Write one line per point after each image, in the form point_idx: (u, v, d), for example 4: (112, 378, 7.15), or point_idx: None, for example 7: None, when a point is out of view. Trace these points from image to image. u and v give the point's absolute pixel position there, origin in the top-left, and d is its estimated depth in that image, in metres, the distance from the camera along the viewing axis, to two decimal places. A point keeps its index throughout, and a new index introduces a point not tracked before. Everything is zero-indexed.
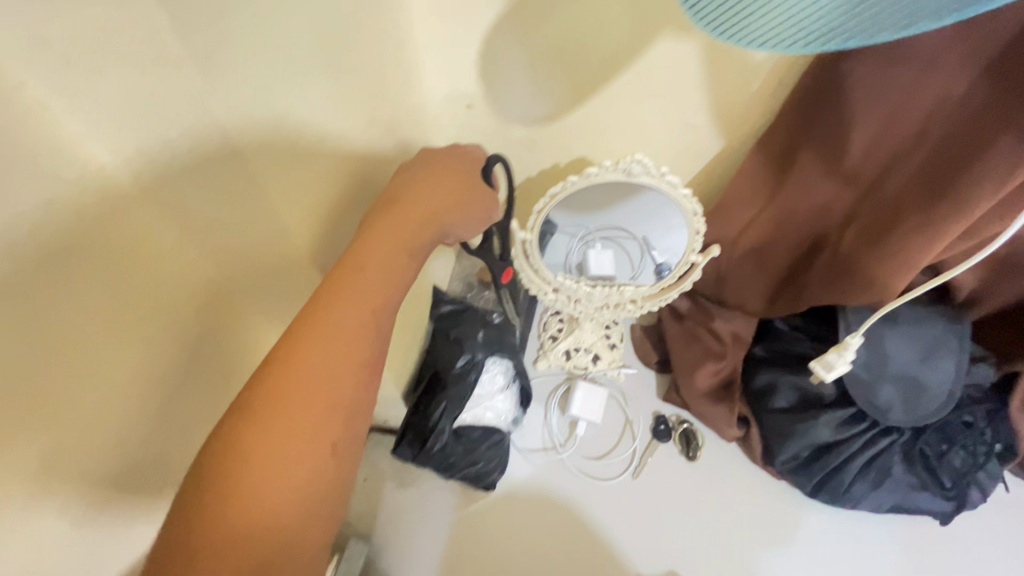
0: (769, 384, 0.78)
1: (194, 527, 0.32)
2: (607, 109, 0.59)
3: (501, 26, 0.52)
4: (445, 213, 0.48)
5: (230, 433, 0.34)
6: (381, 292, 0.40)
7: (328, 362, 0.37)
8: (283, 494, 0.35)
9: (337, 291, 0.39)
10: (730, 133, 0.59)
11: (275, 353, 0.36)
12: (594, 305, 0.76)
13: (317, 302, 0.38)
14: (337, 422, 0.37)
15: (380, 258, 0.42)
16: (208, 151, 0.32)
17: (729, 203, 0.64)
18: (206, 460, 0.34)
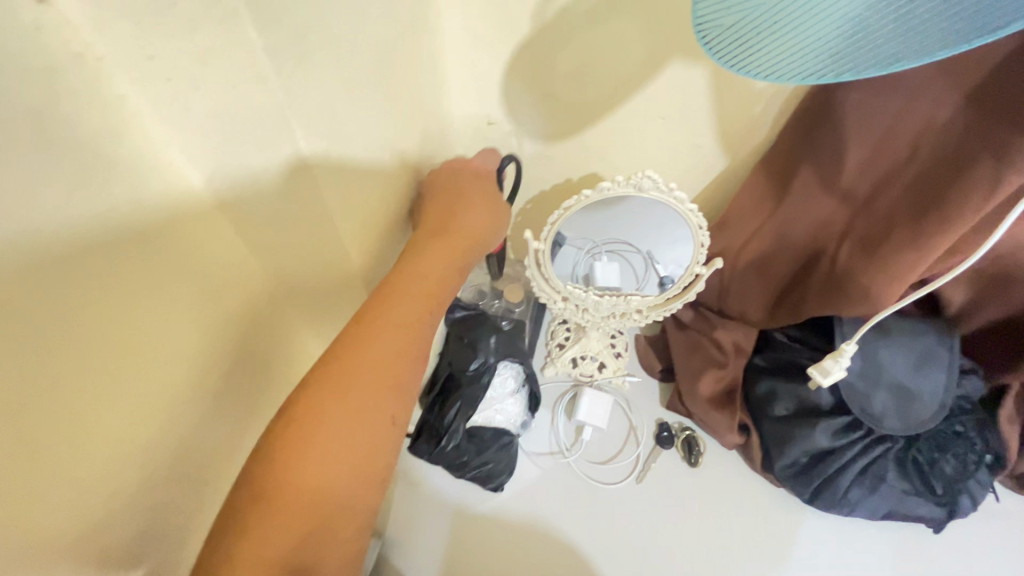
0: (769, 393, 0.81)
1: (291, 452, 0.43)
2: (619, 129, 0.64)
3: (525, 49, 0.57)
4: (477, 230, 0.60)
5: (321, 387, 0.45)
6: (435, 290, 0.54)
7: (391, 341, 0.49)
8: (355, 438, 0.46)
9: (395, 287, 0.51)
10: (734, 154, 0.64)
11: (349, 329, 0.48)
12: (602, 314, 0.79)
13: (382, 294, 0.50)
14: (402, 387, 0.49)
15: (430, 257, 0.55)
16: (276, 155, 0.37)
17: (733, 217, 0.67)
18: (300, 405, 0.45)
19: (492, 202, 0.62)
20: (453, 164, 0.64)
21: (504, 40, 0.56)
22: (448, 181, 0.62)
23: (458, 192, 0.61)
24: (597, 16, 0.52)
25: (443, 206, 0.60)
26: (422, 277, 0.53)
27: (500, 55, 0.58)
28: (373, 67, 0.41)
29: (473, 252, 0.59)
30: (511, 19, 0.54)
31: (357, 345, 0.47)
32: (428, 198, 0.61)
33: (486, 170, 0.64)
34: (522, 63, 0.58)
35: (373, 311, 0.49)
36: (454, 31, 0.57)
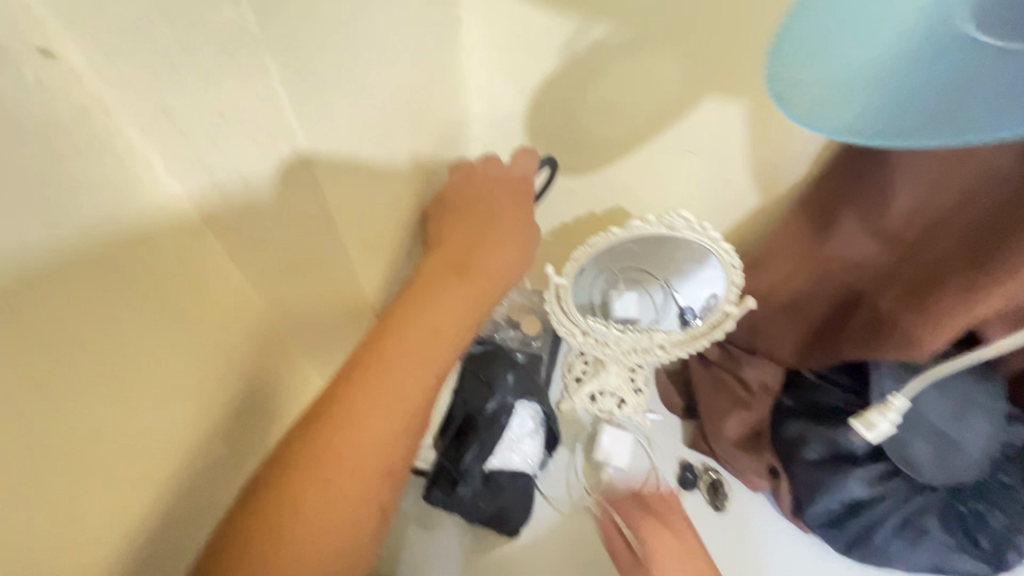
0: (799, 436, 0.76)
1: (259, 536, 0.39)
2: (648, 162, 0.61)
3: (549, 80, 0.54)
4: (501, 261, 0.52)
5: (305, 457, 0.41)
6: (438, 349, 0.46)
7: (385, 413, 0.43)
8: (334, 522, 0.41)
9: (383, 345, 0.44)
10: (768, 189, 0.61)
11: (339, 391, 0.43)
12: (623, 348, 0.76)
13: (371, 351, 0.43)
14: (392, 463, 0.44)
15: (441, 294, 0.47)
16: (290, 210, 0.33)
17: (767, 256, 0.63)
18: (281, 480, 0.41)
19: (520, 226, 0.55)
20: (482, 171, 0.57)
21: (529, 69, 0.54)
22: (474, 199, 0.55)
23: (475, 212, 0.54)
24: (629, 51, 0.49)
25: (463, 226, 0.52)
26: (422, 329, 0.45)
27: (523, 86, 0.56)
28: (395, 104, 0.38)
29: (491, 295, 0.51)
30: (536, 52, 0.52)
31: (351, 394, 0.42)
32: (448, 213, 0.54)
33: (523, 183, 0.57)
34: (546, 95, 0.56)
35: (371, 350, 0.43)
36: (475, 61, 0.55)
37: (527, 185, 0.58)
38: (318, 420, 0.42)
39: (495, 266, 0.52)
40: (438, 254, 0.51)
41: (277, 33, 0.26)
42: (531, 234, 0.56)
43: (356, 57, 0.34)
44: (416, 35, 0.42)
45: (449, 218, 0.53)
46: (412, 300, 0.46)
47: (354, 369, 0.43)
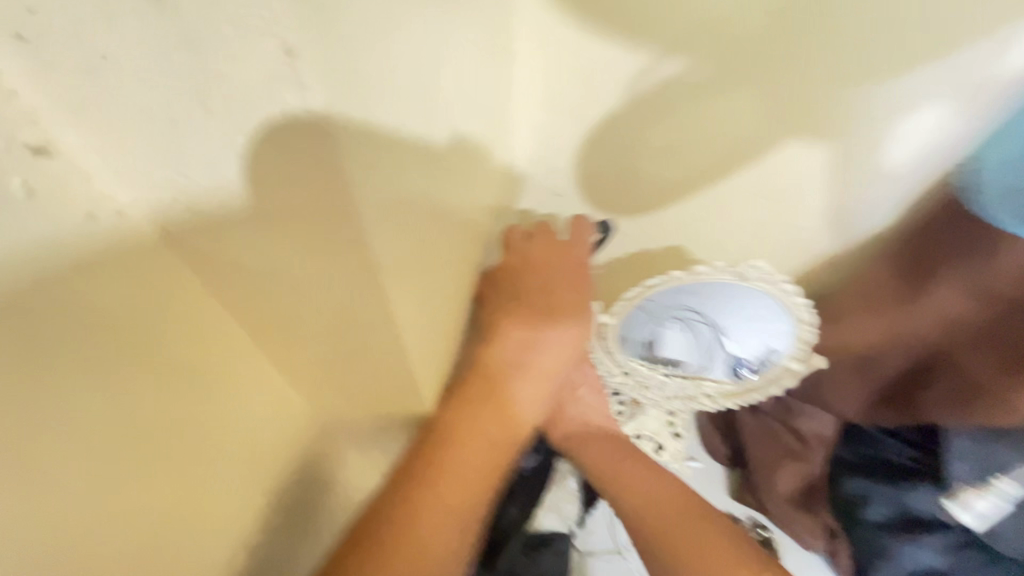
0: (860, 496, 0.71)
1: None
2: (714, 205, 0.54)
3: (614, 116, 0.48)
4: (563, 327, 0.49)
5: (400, 521, 0.44)
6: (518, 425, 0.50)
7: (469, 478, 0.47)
8: None
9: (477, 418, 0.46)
10: (846, 235, 0.55)
11: (433, 454, 0.45)
12: (665, 394, 0.72)
13: (464, 421, 0.46)
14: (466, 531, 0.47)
15: (519, 377, 0.50)
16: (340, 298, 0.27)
17: (844, 306, 0.58)
18: (372, 538, 0.43)
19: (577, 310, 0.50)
20: (541, 246, 0.49)
21: (591, 104, 0.48)
22: (531, 275, 0.48)
23: (541, 269, 0.49)
24: (707, 89, 0.44)
25: (519, 318, 0.48)
26: (505, 406, 0.48)
27: (577, 126, 0.50)
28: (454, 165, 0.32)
29: (558, 370, 0.52)
30: (597, 89, 0.46)
31: (438, 460, 0.46)
32: (501, 288, 0.49)
33: (583, 261, 0.48)
34: (604, 135, 0.50)
35: (438, 460, 0.45)
36: (524, 98, 0.49)
37: (586, 262, 0.49)
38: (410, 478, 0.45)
39: (544, 366, 0.51)
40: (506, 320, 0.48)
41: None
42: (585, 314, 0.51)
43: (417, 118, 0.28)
44: (469, 82, 0.37)
45: (503, 297, 0.49)
46: (461, 427, 0.46)
47: (445, 435, 0.45)
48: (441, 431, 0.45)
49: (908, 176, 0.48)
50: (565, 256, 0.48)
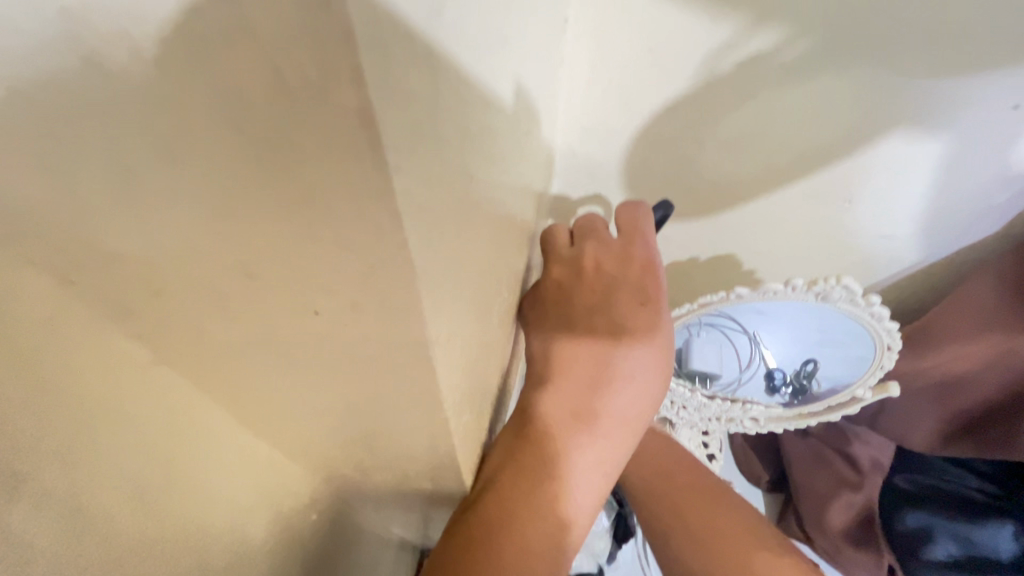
0: (921, 530, 0.64)
1: None
2: (784, 210, 0.47)
3: (683, 102, 0.39)
4: (640, 356, 0.36)
5: None
6: (596, 492, 0.34)
7: (532, 573, 0.31)
8: None
9: (531, 476, 0.32)
10: (936, 247, 0.48)
11: (475, 524, 0.31)
12: (702, 415, 0.63)
13: (508, 483, 0.32)
14: None
15: (598, 424, 0.34)
16: (353, 356, 0.19)
17: (935, 331, 0.52)
18: None
19: (655, 330, 0.38)
20: (596, 254, 0.40)
21: (653, 88, 0.39)
22: (588, 291, 0.39)
23: (603, 283, 0.39)
24: (802, 70, 0.35)
25: (578, 343, 0.36)
26: (579, 468, 0.33)
27: (633, 117, 0.41)
28: (497, 158, 0.24)
29: (640, 416, 0.37)
30: (662, 72, 0.38)
31: (484, 536, 0.31)
32: (548, 306, 0.39)
33: (648, 264, 0.40)
34: (664, 128, 0.42)
35: (484, 535, 0.31)
36: (571, 80, 0.40)
37: (654, 268, 0.40)
38: (450, 562, 0.30)
39: (625, 408, 0.36)
40: (541, 340, 0.38)
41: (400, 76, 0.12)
42: (664, 332, 0.39)
43: (474, 111, 0.20)
44: (523, 59, 0.28)
45: (552, 319, 0.38)
46: (521, 491, 0.32)
47: (490, 503, 0.31)
48: (484, 501, 0.32)
49: None
50: (627, 265, 0.40)
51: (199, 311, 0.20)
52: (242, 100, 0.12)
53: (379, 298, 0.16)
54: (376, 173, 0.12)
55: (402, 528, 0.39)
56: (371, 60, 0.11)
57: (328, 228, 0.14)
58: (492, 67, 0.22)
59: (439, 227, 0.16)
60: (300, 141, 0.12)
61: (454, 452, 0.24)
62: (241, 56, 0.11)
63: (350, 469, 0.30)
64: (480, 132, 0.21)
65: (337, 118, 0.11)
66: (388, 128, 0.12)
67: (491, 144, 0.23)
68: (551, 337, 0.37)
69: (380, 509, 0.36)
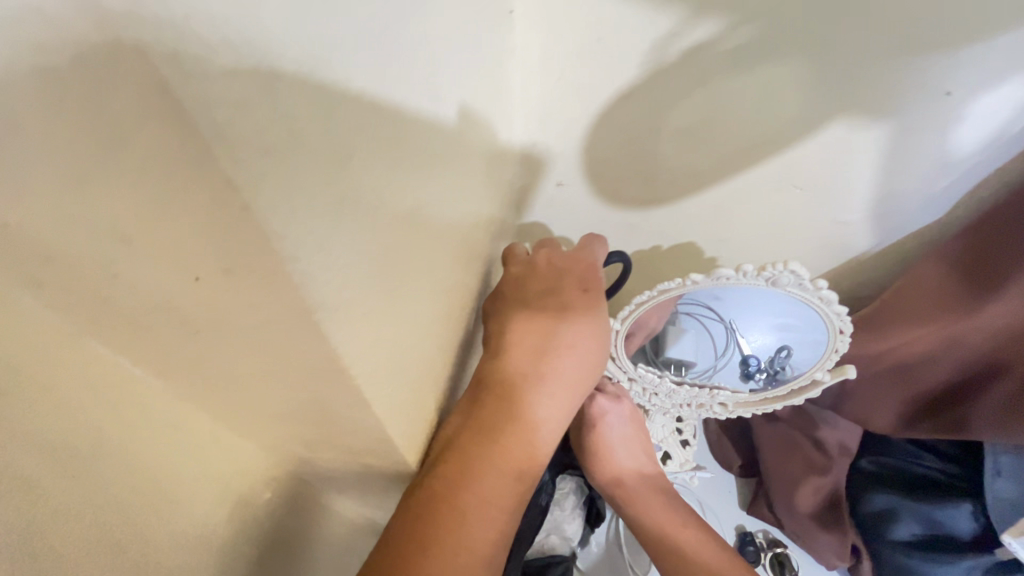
0: (887, 511, 0.65)
1: None
2: (738, 201, 0.48)
3: (631, 92, 0.40)
4: (583, 335, 0.39)
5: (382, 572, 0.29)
6: (539, 462, 0.36)
7: (481, 529, 0.32)
8: None
9: (479, 442, 0.34)
10: (886, 232, 0.49)
11: (425, 486, 0.32)
12: (673, 402, 0.63)
13: (459, 451, 0.33)
14: None
15: (542, 394, 0.36)
16: (257, 336, 0.19)
17: (886, 317, 0.55)
18: None
19: (598, 316, 0.40)
20: (549, 253, 0.42)
21: (601, 79, 0.40)
22: (540, 281, 0.41)
23: (559, 274, 0.41)
24: (741, 58, 0.36)
25: (528, 323, 0.38)
26: (522, 434, 0.35)
27: (586, 107, 0.42)
28: (419, 145, 0.25)
29: (580, 392, 0.39)
30: (611, 62, 0.39)
31: (433, 497, 0.31)
32: (505, 296, 0.41)
33: (593, 266, 0.42)
34: (616, 116, 0.43)
35: (435, 498, 0.31)
36: (525, 72, 0.41)
37: (598, 271, 0.42)
38: (399, 526, 0.31)
39: (567, 379, 0.38)
40: (493, 326, 0.39)
41: (232, 67, 0.13)
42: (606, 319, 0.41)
43: (383, 96, 0.21)
44: (453, 51, 0.29)
45: (506, 306, 0.40)
46: (475, 453, 0.33)
47: (443, 468, 0.32)
48: (437, 469, 0.32)
49: (968, 162, 0.42)
50: (574, 264, 0.42)
51: (103, 307, 0.20)
52: (74, 95, 0.12)
53: (266, 278, 0.17)
54: (205, 158, 0.13)
55: (364, 509, 0.40)
56: (159, 40, 0.12)
57: (188, 216, 0.15)
58: (406, 58, 0.23)
59: (324, 205, 0.17)
60: (137, 131, 0.13)
61: (382, 424, 0.25)
62: (61, 55, 0.12)
63: (300, 449, 0.31)
64: (394, 120, 0.22)
65: (146, 102, 0.12)
66: (203, 112, 0.13)
67: (409, 132, 0.24)
68: (504, 321, 0.39)
69: (341, 490, 0.37)
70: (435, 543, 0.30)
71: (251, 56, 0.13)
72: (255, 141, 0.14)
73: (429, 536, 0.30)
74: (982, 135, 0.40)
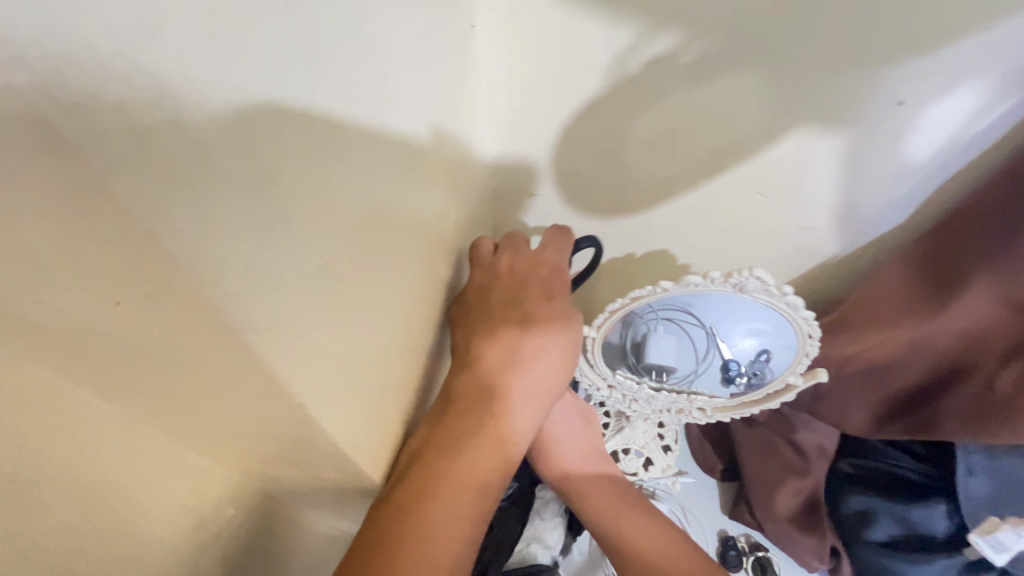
0: (864, 512, 0.66)
1: None
2: (705, 208, 0.49)
3: (597, 104, 0.41)
4: (548, 345, 0.39)
5: None
6: (501, 470, 0.36)
7: (444, 544, 0.32)
8: None
9: (438, 459, 0.34)
10: (853, 236, 0.50)
11: (385, 503, 0.32)
12: (652, 407, 0.64)
13: (419, 466, 0.33)
14: None
15: (501, 404, 0.36)
16: (199, 360, 0.19)
17: (851, 319, 0.54)
18: None
19: (562, 319, 0.40)
20: (512, 259, 0.41)
21: (566, 92, 0.41)
22: (503, 289, 0.40)
23: (523, 282, 0.40)
24: (702, 70, 0.37)
25: (494, 337, 0.38)
26: (481, 444, 0.35)
27: (553, 118, 0.43)
28: (371, 161, 0.26)
29: (547, 394, 0.39)
30: (575, 73, 0.39)
31: (393, 517, 0.31)
32: (473, 308, 0.41)
33: (557, 269, 0.41)
34: (583, 128, 0.43)
35: (396, 517, 0.31)
36: (491, 84, 0.42)
37: (563, 274, 0.41)
38: (359, 541, 0.31)
39: (532, 389, 0.38)
40: (462, 339, 0.40)
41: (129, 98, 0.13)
42: (574, 322, 0.41)
43: (323, 116, 0.21)
44: (414, 70, 0.30)
45: (474, 317, 0.40)
46: (436, 469, 0.33)
47: (406, 482, 0.33)
48: (400, 487, 0.32)
49: (924, 169, 0.43)
50: (537, 268, 0.41)
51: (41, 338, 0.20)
52: None
53: (193, 297, 0.17)
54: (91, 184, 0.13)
55: (338, 522, 0.40)
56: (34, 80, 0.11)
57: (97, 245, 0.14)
58: (352, 76, 0.23)
59: (240, 227, 0.17)
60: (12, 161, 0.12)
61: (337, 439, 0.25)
62: None
63: (262, 466, 0.30)
64: (340, 140, 0.22)
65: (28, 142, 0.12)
66: (93, 144, 0.13)
67: (357, 151, 0.24)
68: (472, 331, 0.39)
69: (310, 505, 0.37)
70: (402, 550, 0.31)
71: (154, 86, 0.13)
72: (158, 167, 0.14)
73: (392, 552, 0.30)
74: (937, 143, 0.41)
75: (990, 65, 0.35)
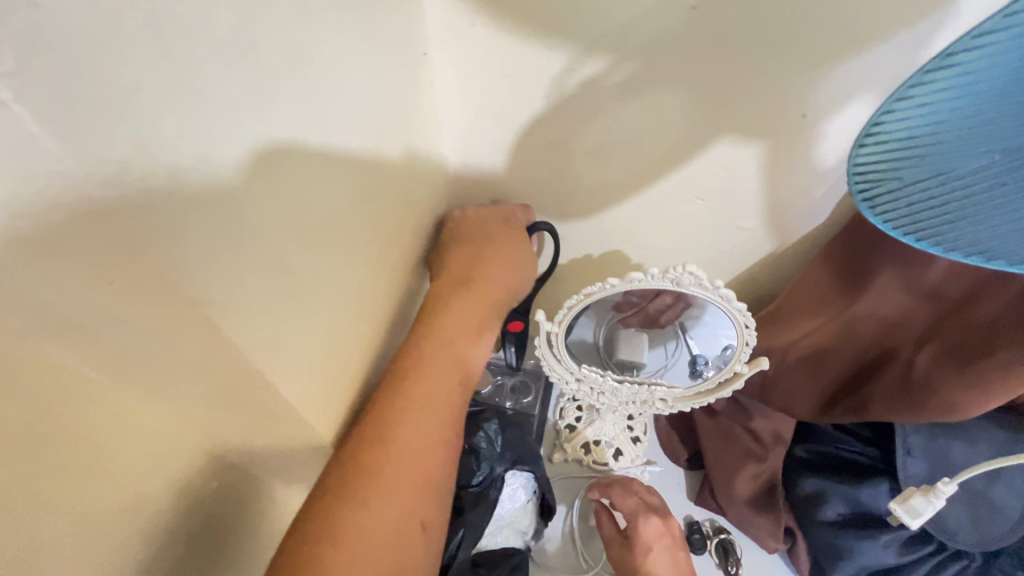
0: (817, 493, 0.70)
1: None
2: (649, 211, 0.54)
3: (542, 120, 0.46)
4: (496, 284, 0.49)
5: (316, 531, 0.35)
6: (448, 425, 0.44)
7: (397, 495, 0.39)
8: None
9: (396, 417, 0.41)
10: (784, 233, 0.55)
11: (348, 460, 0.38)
12: (618, 400, 0.67)
13: (379, 425, 0.40)
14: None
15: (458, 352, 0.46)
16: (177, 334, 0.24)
17: (785, 311, 0.59)
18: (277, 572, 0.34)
19: (514, 253, 0.50)
20: (476, 212, 0.52)
21: (514, 110, 0.45)
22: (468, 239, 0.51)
23: (483, 235, 0.51)
24: (629, 89, 0.42)
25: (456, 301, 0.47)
26: (429, 404, 0.42)
27: (505, 133, 0.48)
28: (328, 173, 0.30)
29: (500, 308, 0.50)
30: (520, 93, 0.44)
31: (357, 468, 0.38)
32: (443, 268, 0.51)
33: (510, 216, 0.52)
34: (533, 140, 0.48)
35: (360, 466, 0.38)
36: (448, 102, 0.46)
37: (515, 218, 0.52)
38: (328, 492, 0.37)
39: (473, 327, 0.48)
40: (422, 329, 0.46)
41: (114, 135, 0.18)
42: (525, 252, 0.51)
43: (279, 139, 0.26)
44: (371, 94, 0.34)
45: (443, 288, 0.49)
46: (389, 436, 0.40)
47: (363, 437, 0.39)
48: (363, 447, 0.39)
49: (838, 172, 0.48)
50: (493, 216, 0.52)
51: None
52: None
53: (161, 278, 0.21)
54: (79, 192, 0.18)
55: None
56: (47, 130, 0.16)
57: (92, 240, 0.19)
58: (308, 102, 0.28)
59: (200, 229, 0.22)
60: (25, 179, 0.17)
61: None
62: None
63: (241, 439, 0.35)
64: (297, 157, 0.27)
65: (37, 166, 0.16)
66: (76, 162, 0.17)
67: (313, 165, 0.29)
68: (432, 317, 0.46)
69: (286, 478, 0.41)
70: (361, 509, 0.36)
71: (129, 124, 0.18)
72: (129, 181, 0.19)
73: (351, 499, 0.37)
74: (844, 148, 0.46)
75: (877, 83, 0.40)
